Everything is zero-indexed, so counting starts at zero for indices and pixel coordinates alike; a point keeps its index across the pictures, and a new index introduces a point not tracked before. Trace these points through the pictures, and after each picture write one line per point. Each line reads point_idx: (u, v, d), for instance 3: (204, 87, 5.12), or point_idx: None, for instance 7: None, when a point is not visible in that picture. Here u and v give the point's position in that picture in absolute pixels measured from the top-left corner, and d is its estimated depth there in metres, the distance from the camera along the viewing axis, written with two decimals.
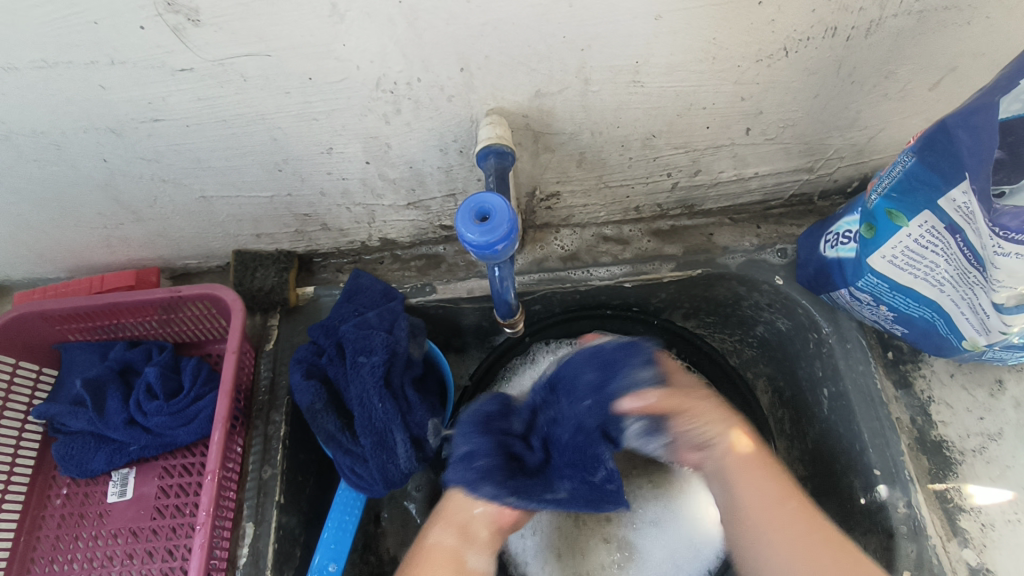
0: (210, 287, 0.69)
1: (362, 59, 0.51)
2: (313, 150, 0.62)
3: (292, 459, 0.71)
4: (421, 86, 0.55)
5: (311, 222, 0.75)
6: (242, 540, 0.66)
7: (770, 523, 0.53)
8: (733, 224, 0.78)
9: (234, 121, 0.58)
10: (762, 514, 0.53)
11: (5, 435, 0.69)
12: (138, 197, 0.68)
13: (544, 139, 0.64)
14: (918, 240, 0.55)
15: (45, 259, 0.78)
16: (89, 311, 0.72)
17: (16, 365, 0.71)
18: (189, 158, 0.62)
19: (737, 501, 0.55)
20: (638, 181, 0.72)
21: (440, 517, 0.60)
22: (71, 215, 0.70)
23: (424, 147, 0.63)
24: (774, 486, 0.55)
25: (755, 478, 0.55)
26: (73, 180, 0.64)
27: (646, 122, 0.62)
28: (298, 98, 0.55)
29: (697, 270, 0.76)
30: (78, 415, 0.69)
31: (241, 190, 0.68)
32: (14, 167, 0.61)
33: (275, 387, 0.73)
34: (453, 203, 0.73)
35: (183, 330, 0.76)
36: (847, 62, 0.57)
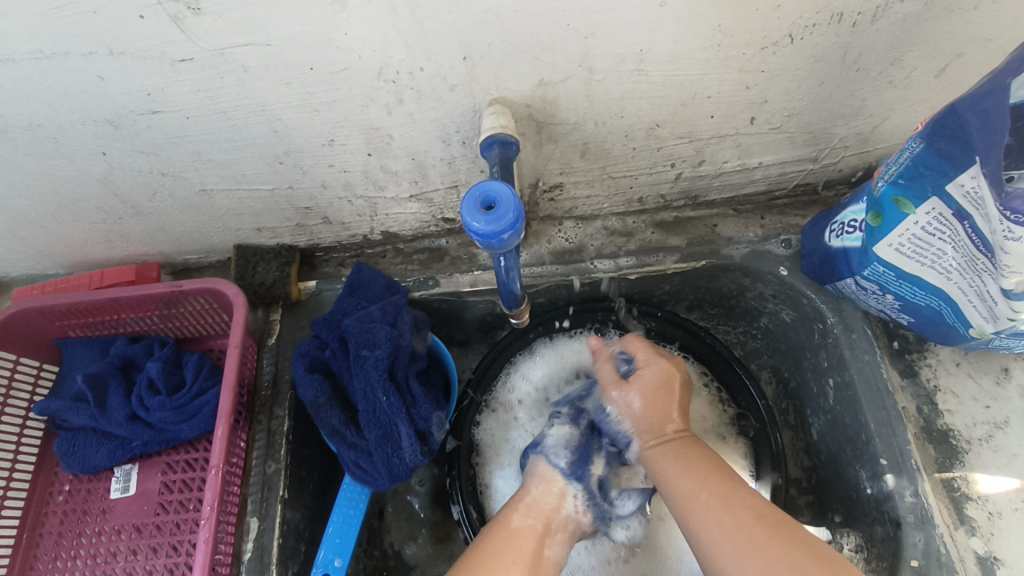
0: (211, 282, 0.69)
1: (364, 48, 0.51)
2: (314, 142, 0.62)
3: (296, 454, 0.71)
4: (424, 76, 0.54)
5: (312, 215, 0.74)
6: (246, 535, 0.66)
7: (705, 486, 0.58)
8: (737, 215, 0.78)
9: (235, 112, 0.57)
10: (681, 479, 0.60)
11: (6, 432, 0.69)
12: (138, 191, 0.67)
13: (547, 130, 0.63)
14: (924, 228, 0.55)
15: (44, 255, 0.78)
16: (90, 306, 0.71)
17: (16, 361, 0.71)
18: (189, 150, 0.62)
19: (664, 471, 0.62)
20: (642, 172, 0.72)
21: (522, 508, 0.65)
22: (70, 210, 0.69)
23: (427, 138, 0.63)
24: (697, 463, 0.61)
25: (692, 463, 0.61)
26: (72, 174, 0.63)
27: (650, 111, 0.62)
28: (299, 89, 0.55)
29: (701, 261, 0.76)
30: (79, 411, 0.68)
31: (241, 183, 0.67)
32: (11, 160, 0.61)
33: (278, 381, 0.73)
34: (455, 196, 0.73)
35: (184, 325, 0.76)
36: (853, 49, 0.56)
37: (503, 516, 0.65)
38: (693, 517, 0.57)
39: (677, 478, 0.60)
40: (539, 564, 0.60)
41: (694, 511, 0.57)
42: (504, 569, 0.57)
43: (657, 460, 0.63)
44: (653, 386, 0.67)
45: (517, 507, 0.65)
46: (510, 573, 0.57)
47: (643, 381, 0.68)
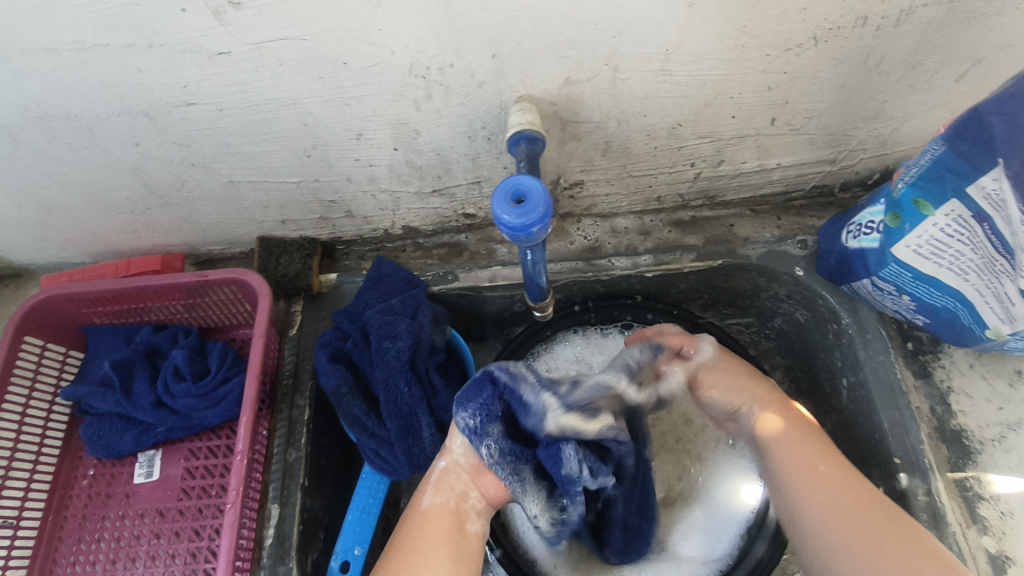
0: (237, 272, 0.70)
1: (397, 44, 0.52)
2: (342, 136, 0.63)
3: (316, 443, 0.72)
4: (453, 72, 0.56)
5: (336, 209, 0.75)
6: (267, 521, 0.67)
7: (834, 505, 0.55)
8: (754, 215, 0.79)
9: (267, 105, 0.58)
10: (812, 483, 0.57)
11: (33, 416, 0.70)
12: (167, 181, 0.68)
13: (570, 127, 0.64)
14: (943, 230, 0.55)
15: (71, 244, 0.79)
16: (117, 294, 0.73)
17: (44, 347, 0.72)
18: (220, 142, 0.63)
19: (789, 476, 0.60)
20: (662, 171, 0.73)
21: (432, 484, 0.61)
22: (100, 199, 0.70)
23: (452, 134, 0.64)
24: (811, 465, 0.59)
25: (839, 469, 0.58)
26: (104, 164, 0.65)
27: (673, 111, 0.63)
28: (331, 83, 0.56)
29: (718, 260, 0.76)
30: (105, 397, 0.70)
31: (269, 175, 0.69)
32: (46, 148, 0.62)
33: (299, 371, 0.74)
34: (477, 191, 0.74)
35: (208, 315, 0.77)
36: (875, 52, 0.57)
37: (415, 495, 0.62)
38: (811, 518, 0.56)
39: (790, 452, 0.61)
40: (462, 540, 0.59)
41: (822, 518, 0.55)
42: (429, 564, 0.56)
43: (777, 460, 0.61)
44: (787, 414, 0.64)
45: (428, 483, 0.62)
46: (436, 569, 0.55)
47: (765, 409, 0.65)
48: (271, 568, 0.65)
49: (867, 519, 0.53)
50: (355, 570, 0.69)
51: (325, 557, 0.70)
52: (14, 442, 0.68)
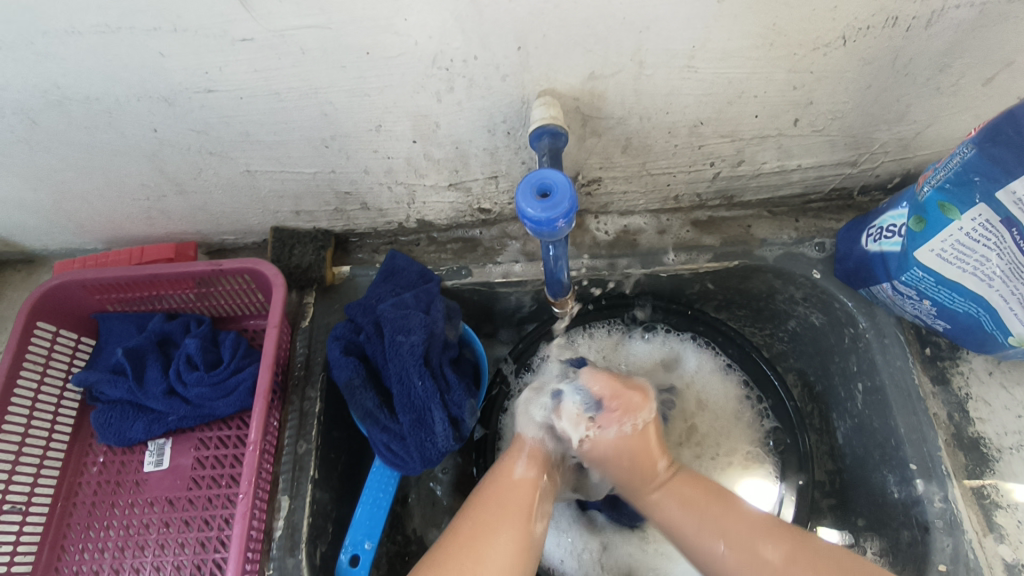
0: (251, 261, 0.70)
1: (421, 34, 0.51)
2: (361, 127, 0.63)
3: (326, 436, 0.72)
4: (477, 64, 0.55)
5: (352, 201, 0.75)
6: (276, 513, 0.66)
7: (725, 535, 0.58)
8: (771, 217, 0.78)
9: (287, 94, 0.58)
10: (694, 530, 0.60)
11: (44, 402, 0.70)
12: (183, 169, 0.68)
13: (591, 123, 0.64)
14: (969, 234, 0.55)
15: (85, 230, 0.79)
16: (130, 281, 0.72)
17: (56, 332, 0.72)
18: (238, 131, 0.62)
19: (664, 514, 0.63)
20: (681, 170, 0.72)
21: (524, 456, 0.66)
22: (116, 185, 0.70)
23: (472, 128, 0.63)
24: (696, 500, 0.63)
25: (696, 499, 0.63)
26: (121, 149, 0.64)
27: (696, 109, 0.62)
28: (353, 73, 0.55)
29: (735, 261, 0.76)
30: (117, 384, 0.69)
31: (286, 165, 0.68)
32: (64, 132, 0.62)
33: (311, 363, 0.73)
34: (494, 186, 0.73)
35: (220, 305, 0.77)
36: (904, 53, 0.57)
37: (503, 462, 0.66)
38: (712, 550, 0.59)
39: (672, 500, 0.63)
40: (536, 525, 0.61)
41: (707, 545, 0.59)
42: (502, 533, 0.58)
43: (659, 505, 0.64)
44: (621, 441, 0.65)
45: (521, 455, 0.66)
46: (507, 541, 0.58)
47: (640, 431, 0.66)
48: (279, 560, 0.64)
49: (729, 532, 0.58)
50: (364, 564, 0.68)
51: (334, 550, 0.70)
52: (26, 427, 0.68)
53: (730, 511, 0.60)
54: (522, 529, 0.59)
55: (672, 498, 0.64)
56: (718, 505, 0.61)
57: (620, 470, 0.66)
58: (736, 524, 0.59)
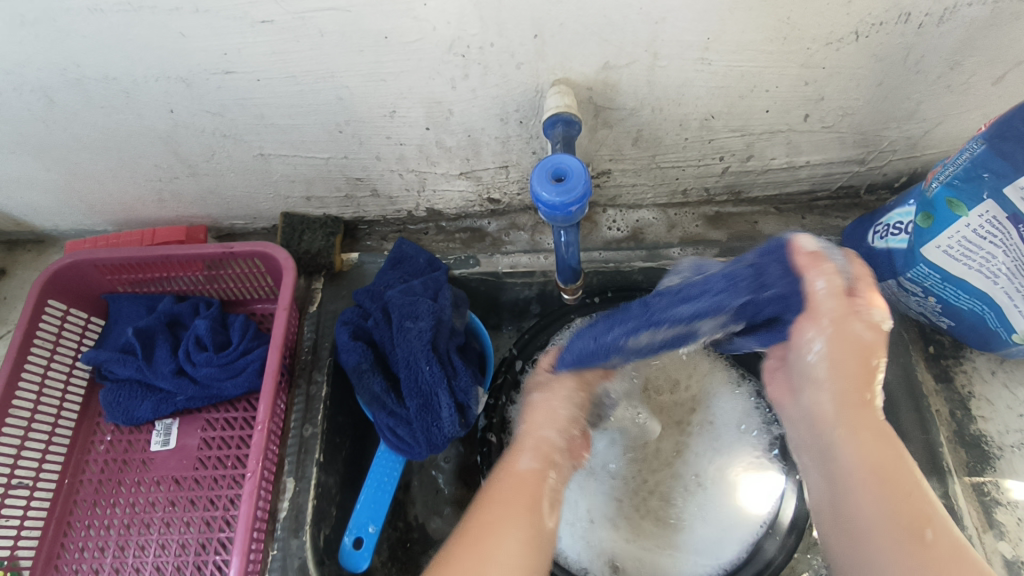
0: (261, 245, 0.70)
1: (439, 20, 0.52)
2: (376, 112, 0.63)
3: (332, 420, 0.71)
4: (493, 51, 0.56)
5: (362, 187, 0.75)
6: (283, 494, 0.67)
7: (880, 484, 0.47)
8: (778, 214, 0.80)
9: (304, 78, 0.58)
10: (854, 449, 0.49)
11: (53, 380, 0.71)
12: (197, 151, 0.68)
13: (604, 114, 0.64)
14: (976, 231, 0.55)
15: (96, 211, 0.79)
16: (141, 262, 0.73)
17: (66, 311, 0.73)
18: (254, 113, 0.63)
19: (856, 454, 0.49)
20: (690, 164, 0.73)
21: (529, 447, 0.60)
22: (130, 166, 0.71)
23: (485, 116, 0.64)
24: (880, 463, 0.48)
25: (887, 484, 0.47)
26: (136, 130, 0.65)
27: (708, 102, 0.63)
28: (370, 57, 0.56)
29: (742, 255, 0.77)
30: (126, 362, 0.70)
31: (299, 149, 0.69)
32: (82, 111, 0.62)
33: (318, 348, 0.74)
34: (504, 176, 0.74)
35: (229, 288, 0.77)
36: (915, 51, 0.57)
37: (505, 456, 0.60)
38: (858, 496, 0.47)
39: (875, 510, 0.46)
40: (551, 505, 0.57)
41: (854, 485, 0.48)
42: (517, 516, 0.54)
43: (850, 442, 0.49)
44: (839, 348, 0.49)
45: (523, 447, 0.61)
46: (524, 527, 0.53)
47: (846, 338, 0.49)
48: (284, 540, 0.65)
49: (895, 500, 0.46)
50: (368, 547, 0.69)
51: (336, 534, 0.69)
52: (35, 404, 0.69)
53: (899, 468, 0.48)
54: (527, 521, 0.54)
55: (864, 500, 0.47)
56: (904, 491, 0.47)
57: (835, 379, 0.50)
58: (906, 528, 0.45)
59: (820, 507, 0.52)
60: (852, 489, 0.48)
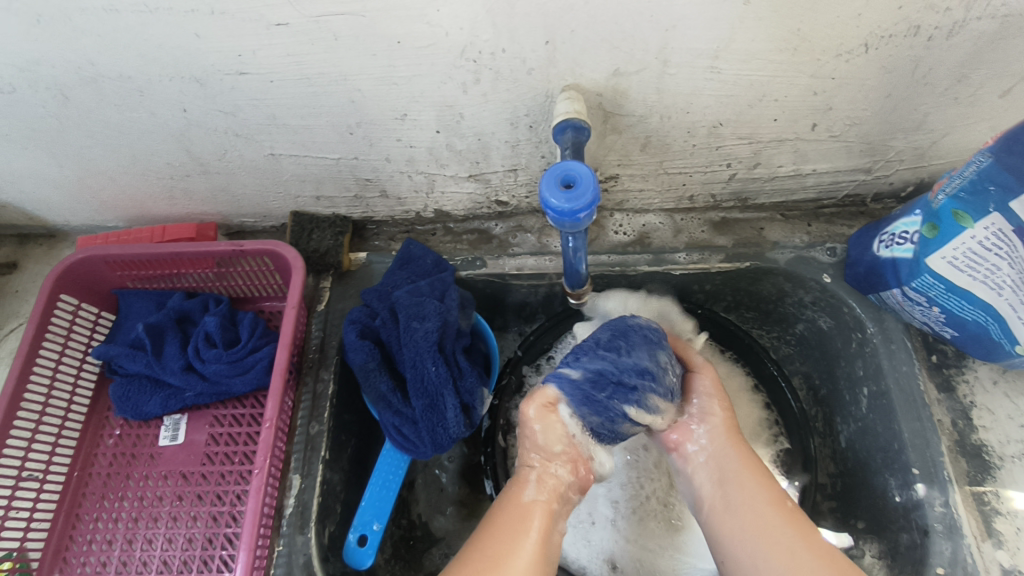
0: (273, 244, 0.71)
1: (452, 25, 0.53)
2: (387, 115, 0.64)
3: (338, 418, 0.73)
4: (504, 57, 0.56)
5: (371, 187, 0.76)
6: (289, 491, 0.67)
7: (757, 514, 0.55)
8: (784, 220, 0.79)
9: (317, 80, 0.59)
10: (749, 487, 0.57)
11: (63, 374, 0.71)
12: (210, 150, 0.69)
13: (613, 120, 0.65)
14: (981, 243, 0.56)
15: (107, 207, 0.80)
16: (152, 259, 0.74)
17: (78, 305, 0.74)
18: (267, 114, 0.64)
19: (720, 460, 0.60)
20: (697, 170, 0.73)
21: (533, 481, 0.58)
22: (142, 163, 0.71)
23: (495, 119, 0.64)
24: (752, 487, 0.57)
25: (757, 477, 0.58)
26: (150, 128, 0.66)
27: (716, 109, 0.63)
28: (383, 61, 0.57)
29: (746, 262, 0.76)
30: (136, 358, 0.71)
31: (310, 150, 0.69)
32: (97, 109, 0.63)
33: (325, 346, 0.75)
34: (512, 179, 0.74)
35: (238, 285, 0.78)
36: (923, 63, 0.57)
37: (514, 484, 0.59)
38: (731, 501, 0.57)
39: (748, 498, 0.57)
40: (551, 540, 0.55)
41: (738, 491, 0.57)
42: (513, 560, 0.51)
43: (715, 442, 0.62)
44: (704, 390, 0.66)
45: (529, 477, 0.58)
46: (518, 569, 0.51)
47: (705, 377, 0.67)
48: (289, 536, 0.66)
49: (772, 530, 0.54)
50: (373, 544, 0.70)
51: (340, 531, 0.70)
52: (46, 397, 0.70)
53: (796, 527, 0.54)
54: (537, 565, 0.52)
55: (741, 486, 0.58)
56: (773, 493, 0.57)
57: (734, 458, 0.60)
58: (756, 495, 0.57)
59: (701, 505, 0.60)
60: (730, 481, 0.58)
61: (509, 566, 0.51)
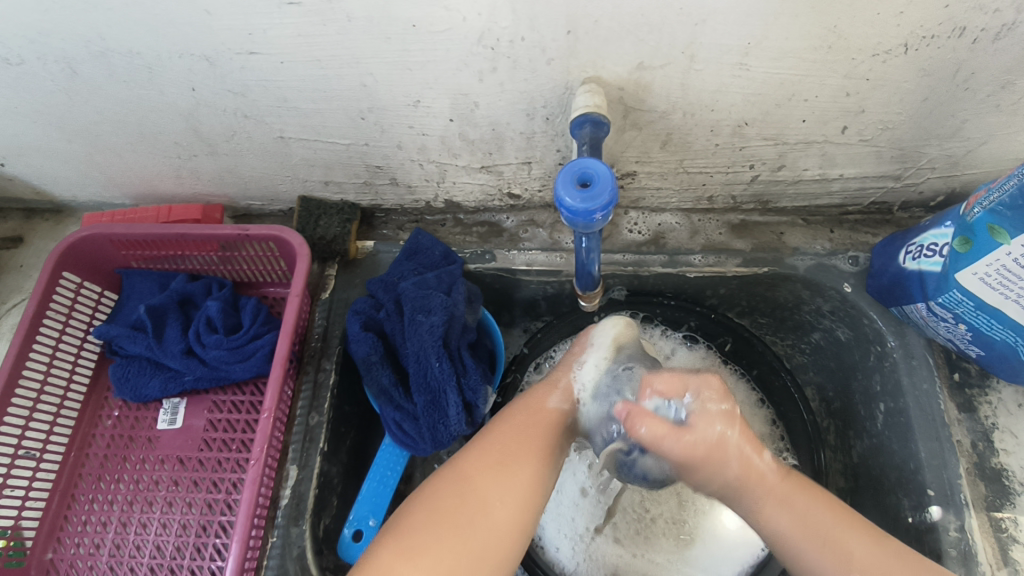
0: (277, 229, 0.69)
1: (471, 11, 0.50)
2: (399, 101, 0.62)
3: (338, 409, 0.71)
4: (523, 45, 0.54)
5: (381, 175, 0.74)
6: (285, 481, 0.66)
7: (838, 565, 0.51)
8: (806, 225, 0.77)
9: (329, 62, 0.57)
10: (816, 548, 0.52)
11: (64, 352, 0.71)
12: (218, 130, 0.67)
13: (633, 115, 0.62)
14: (1016, 261, 0.53)
15: (114, 183, 0.79)
16: (156, 239, 0.73)
17: (80, 284, 0.73)
18: (276, 96, 0.62)
19: (772, 521, 0.54)
20: (719, 170, 0.71)
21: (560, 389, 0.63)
22: (149, 142, 0.70)
23: (512, 110, 0.62)
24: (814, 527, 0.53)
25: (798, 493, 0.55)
26: (157, 105, 0.64)
27: (742, 108, 0.61)
28: (398, 45, 0.54)
29: (763, 268, 0.74)
30: (136, 339, 0.70)
31: (320, 134, 0.67)
32: (104, 85, 0.61)
33: (328, 336, 0.73)
34: (526, 172, 0.72)
35: (242, 270, 0.77)
36: (966, 67, 0.54)
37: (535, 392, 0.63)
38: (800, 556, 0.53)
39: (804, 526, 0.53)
40: (541, 479, 0.57)
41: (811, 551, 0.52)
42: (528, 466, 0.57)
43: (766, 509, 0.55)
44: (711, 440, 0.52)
45: (558, 386, 0.63)
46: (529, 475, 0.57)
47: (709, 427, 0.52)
48: (283, 528, 0.64)
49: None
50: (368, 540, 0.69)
51: (336, 524, 0.69)
52: (45, 375, 0.69)
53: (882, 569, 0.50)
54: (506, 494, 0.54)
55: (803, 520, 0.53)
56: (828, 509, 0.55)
57: (786, 520, 0.54)
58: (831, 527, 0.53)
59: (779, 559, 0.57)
60: (792, 540, 0.53)
61: (481, 486, 0.54)
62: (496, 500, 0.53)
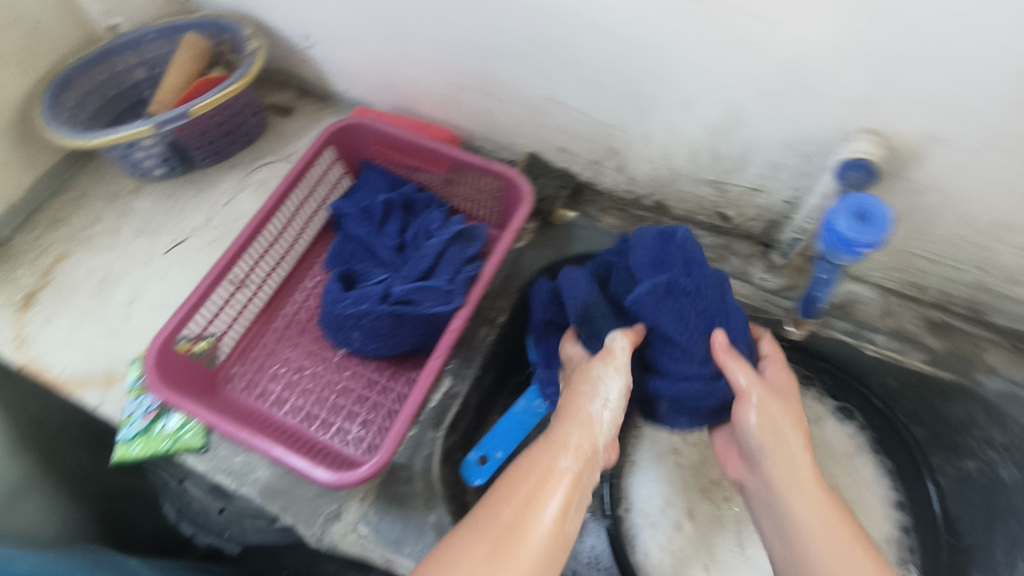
0: (513, 173, 0.76)
1: (797, 38, 0.54)
2: (674, 98, 0.66)
3: (498, 347, 0.79)
4: (826, 83, 0.56)
5: (614, 158, 0.79)
6: (439, 389, 0.74)
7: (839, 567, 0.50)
8: (1010, 351, 0.73)
9: (635, 44, 0.62)
10: (823, 554, 0.51)
11: (302, 214, 0.83)
12: (499, 73, 0.75)
13: (888, 182, 0.63)
14: None
15: (385, 90, 0.89)
16: (406, 146, 0.82)
17: (334, 162, 0.85)
18: (569, 59, 0.68)
19: (781, 495, 0.56)
20: (944, 263, 0.70)
21: (577, 421, 0.57)
22: (437, 66, 0.79)
23: (772, 139, 0.65)
24: (824, 516, 0.54)
25: (790, 462, 0.56)
26: (465, 38, 0.73)
27: (1009, 213, 0.60)
28: (711, 48, 0.59)
29: (948, 373, 0.73)
30: (361, 223, 0.79)
31: (584, 104, 0.73)
32: (433, 6, 0.70)
33: (511, 281, 0.81)
34: (748, 200, 0.75)
35: (460, 198, 0.85)
36: None
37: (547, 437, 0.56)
38: (791, 512, 0.55)
39: (805, 512, 0.54)
40: (568, 520, 0.52)
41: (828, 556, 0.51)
42: (530, 534, 0.49)
43: (779, 484, 0.56)
44: (782, 377, 0.62)
45: (568, 440, 0.55)
46: (536, 545, 0.49)
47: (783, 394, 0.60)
48: (423, 426, 0.71)
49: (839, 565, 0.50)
50: (490, 468, 0.74)
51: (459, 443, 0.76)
52: (285, 225, 0.80)
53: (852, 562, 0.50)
54: (555, 517, 0.51)
55: (793, 497, 0.55)
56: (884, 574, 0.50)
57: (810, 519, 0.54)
58: (844, 550, 0.51)
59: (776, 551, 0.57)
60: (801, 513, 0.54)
61: (519, 543, 0.48)
62: (504, 552, 0.47)
